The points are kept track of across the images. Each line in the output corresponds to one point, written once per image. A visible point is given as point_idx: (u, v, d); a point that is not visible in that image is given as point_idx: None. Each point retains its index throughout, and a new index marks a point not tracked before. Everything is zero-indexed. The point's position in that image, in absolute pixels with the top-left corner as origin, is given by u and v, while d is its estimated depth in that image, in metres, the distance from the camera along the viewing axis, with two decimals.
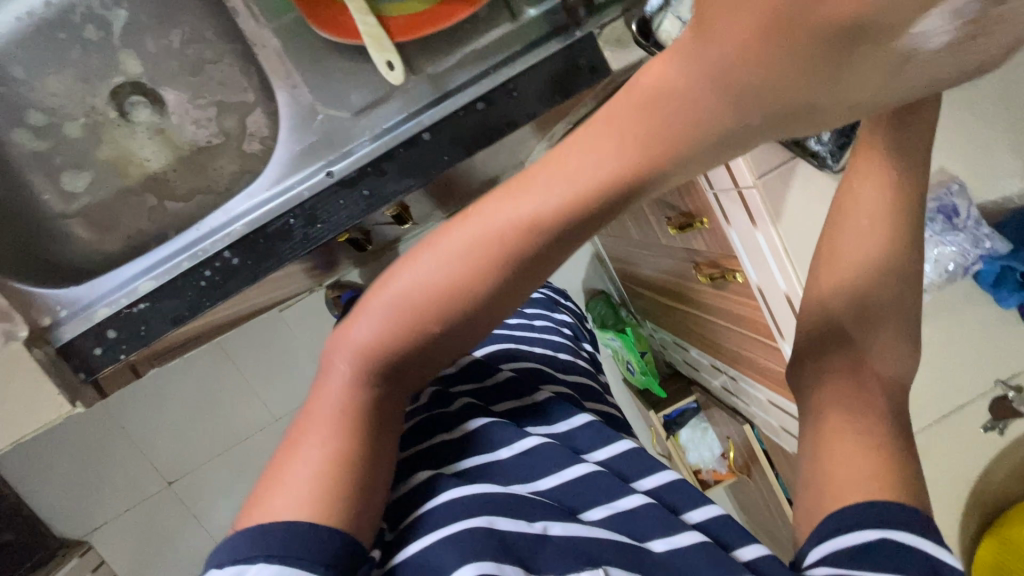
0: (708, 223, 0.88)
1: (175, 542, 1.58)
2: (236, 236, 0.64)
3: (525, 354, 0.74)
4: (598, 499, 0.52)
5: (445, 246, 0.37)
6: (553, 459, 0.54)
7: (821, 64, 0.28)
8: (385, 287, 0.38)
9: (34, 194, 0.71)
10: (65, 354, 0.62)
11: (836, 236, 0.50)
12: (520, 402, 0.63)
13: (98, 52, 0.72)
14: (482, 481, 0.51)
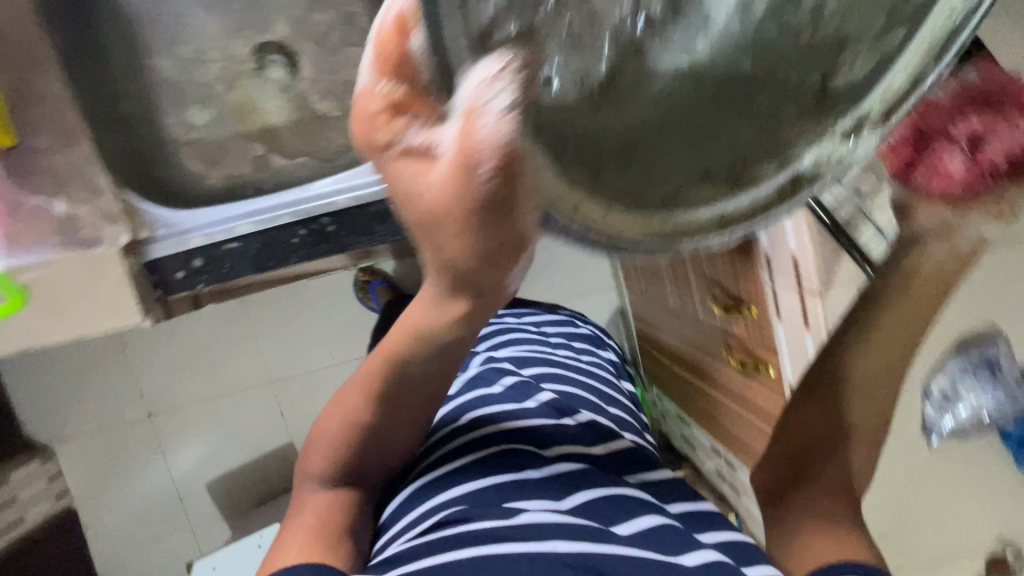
0: (756, 313, 0.92)
1: (133, 475, 1.58)
2: (335, 208, 0.69)
3: None
4: (618, 517, 0.62)
5: (345, 403, 0.58)
6: (575, 484, 0.65)
7: (461, 220, 0.30)
8: (320, 433, 0.59)
9: (160, 117, 0.76)
10: (152, 267, 0.68)
11: (829, 382, 0.60)
12: (554, 425, 0.74)
13: (257, 9, 0.79)
14: (513, 497, 0.61)
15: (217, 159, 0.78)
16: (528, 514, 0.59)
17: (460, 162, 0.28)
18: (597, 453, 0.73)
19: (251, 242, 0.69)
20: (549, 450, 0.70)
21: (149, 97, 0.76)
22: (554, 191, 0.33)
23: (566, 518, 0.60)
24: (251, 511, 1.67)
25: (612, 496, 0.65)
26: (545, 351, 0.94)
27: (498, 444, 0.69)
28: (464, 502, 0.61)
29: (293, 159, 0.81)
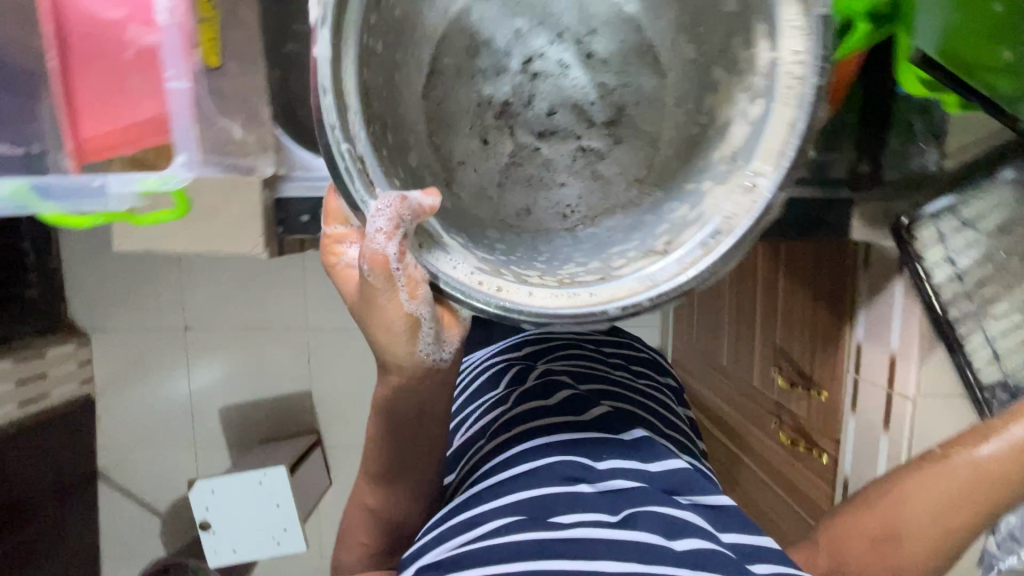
0: (824, 397, 0.90)
1: (160, 375, 1.84)
2: None
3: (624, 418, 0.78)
4: (670, 535, 0.62)
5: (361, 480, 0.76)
6: (621, 503, 0.65)
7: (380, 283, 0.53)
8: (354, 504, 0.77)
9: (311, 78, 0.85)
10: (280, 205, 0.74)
11: (906, 485, 0.62)
12: (604, 440, 0.75)
13: None
14: (559, 512, 0.63)
15: None
16: (576, 527, 0.61)
17: (373, 265, 0.51)
18: (650, 469, 0.72)
19: None
20: (601, 463, 0.71)
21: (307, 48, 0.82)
22: (451, 268, 0.52)
23: (613, 533, 0.61)
24: (256, 445, 1.83)
25: (660, 514, 0.64)
26: (605, 369, 0.93)
27: (550, 455, 0.71)
28: (517, 509, 0.64)
29: None
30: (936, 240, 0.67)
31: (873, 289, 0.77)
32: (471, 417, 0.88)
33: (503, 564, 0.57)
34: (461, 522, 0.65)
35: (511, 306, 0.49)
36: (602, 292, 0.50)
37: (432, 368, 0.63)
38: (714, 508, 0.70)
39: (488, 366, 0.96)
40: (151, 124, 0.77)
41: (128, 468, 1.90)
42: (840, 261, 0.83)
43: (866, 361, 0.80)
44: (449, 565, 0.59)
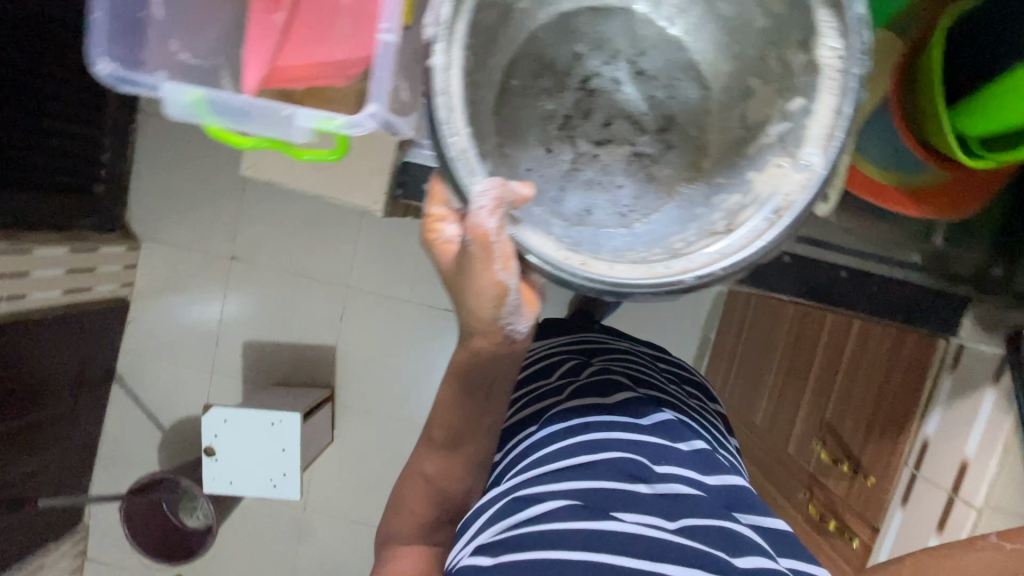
0: (871, 482, 0.88)
1: (193, 297, 1.81)
2: None
3: (682, 430, 0.79)
4: (730, 549, 0.63)
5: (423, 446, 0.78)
6: (680, 509, 0.66)
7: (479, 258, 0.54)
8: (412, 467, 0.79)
9: None
10: None
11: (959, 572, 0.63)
12: (659, 444, 0.74)
13: None
14: (618, 510, 0.64)
15: None
16: (634, 527, 0.62)
17: (475, 238, 0.52)
18: (706, 482, 0.72)
19: None
20: (658, 466, 0.71)
21: None
22: (524, 232, 0.54)
23: (671, 537, 0.62)
24: (270, 387, 1.81)
25: (716, 528, 0.65)
26: (661, 381, 0.90)
27: (607, 450, 0.71)
28: (575, 496, 0.65)
29: None
30: None
31: (954, 391, 0.76)
32: (518, 405, 0.87)
33: (566, 551, 0.59)
34: (518, 500, 0.67)
35: (587, 271, 0.52)
36: (675, 264, 0.52)
37: (510, 338, 0.63)
38: (765, 526, 0.71)
39: (546, 356, 0.95)
40: (343, 66, 0.72)
41: (146, 380, 1.86)
42: (919, 359, 0.82)
43: (930, 459, 0.79)
44: (508, 544, 0.61)
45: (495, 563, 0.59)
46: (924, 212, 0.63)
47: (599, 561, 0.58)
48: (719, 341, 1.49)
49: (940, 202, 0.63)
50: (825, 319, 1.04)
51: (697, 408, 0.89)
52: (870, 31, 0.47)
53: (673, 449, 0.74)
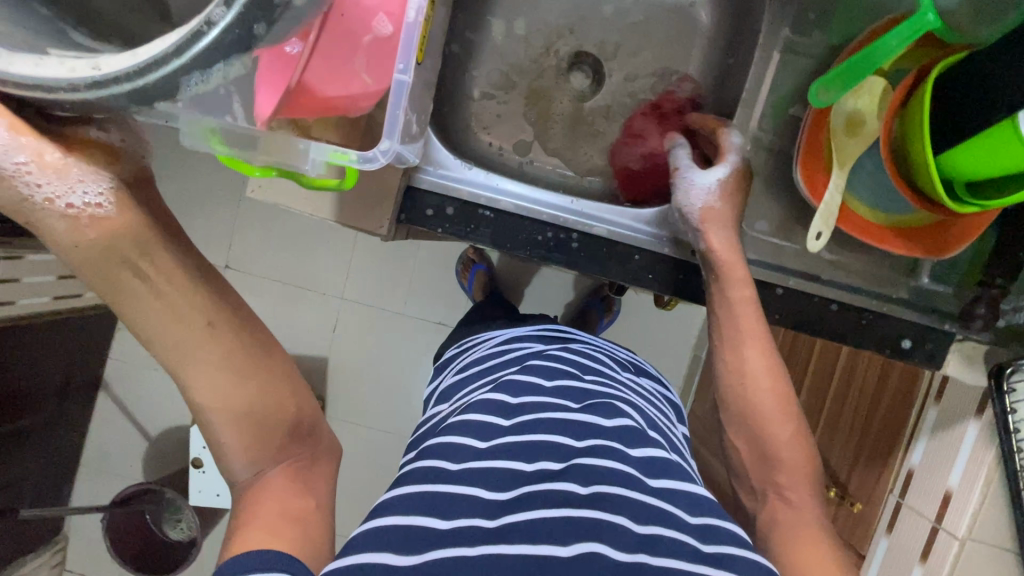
0: (860, 508, 0.86)
1: None
2: (592, 233, 0.70)
3: (610, 404, 0.63)
4: (616, 507, 0.51)
5: (207, 386, 0.52)
6: (584, 475, 0.53)
7: None
8: (217, 425, 0.53)
9: (467, 70, 0.82)
10: (406, 193, 0.71)
11: (797, 553, 0.54)
12: (564, 434, 0.58)
13: (600, 23, 0.82)
14: (476, 489, 0.52)
15: (491, 122, 0.83)
16: (542, 511, 0.49)
17: None
18: (632, 455, 0.57)
19: (506, 218, 0.71)
20: (569, 444, 0.57)
21: (471, 50, 0.82)
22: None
23: (572, 512, 0.49)
24: None
25: (630, 493, 0.52)
26: (605, 366, 0.73)
27: (521, 417, 0.60)
28: (484, 480, 0.53)
29: (553, 158, 0.84)
30: None
31: (938, 423, 0.79)
32: (458, 393, 0.73)
33: (470, 548, 0.47)
34: (423, 475, 0.55)
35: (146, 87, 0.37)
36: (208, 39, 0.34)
37: (75, 220, 0.46)
38: (684, 490, 0.56)
39: (499, 342, 0.80)
40: (354, 100, 0.59)
41: (132, 386, 1.66)
42: (900, 391, 0.83)
43: (915, 488, 0.80)
44: (416, 541, 0.48)
45: (412, 565, 0.45)
46: (912, 251, 0.64)
47: (507, 554, 0.46)
48: (708, 363, 1.47)
49: (933, 241, 0.64)
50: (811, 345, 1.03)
51: (641, 388, 0.74)
52: None
53: (586, 427, 0.59)
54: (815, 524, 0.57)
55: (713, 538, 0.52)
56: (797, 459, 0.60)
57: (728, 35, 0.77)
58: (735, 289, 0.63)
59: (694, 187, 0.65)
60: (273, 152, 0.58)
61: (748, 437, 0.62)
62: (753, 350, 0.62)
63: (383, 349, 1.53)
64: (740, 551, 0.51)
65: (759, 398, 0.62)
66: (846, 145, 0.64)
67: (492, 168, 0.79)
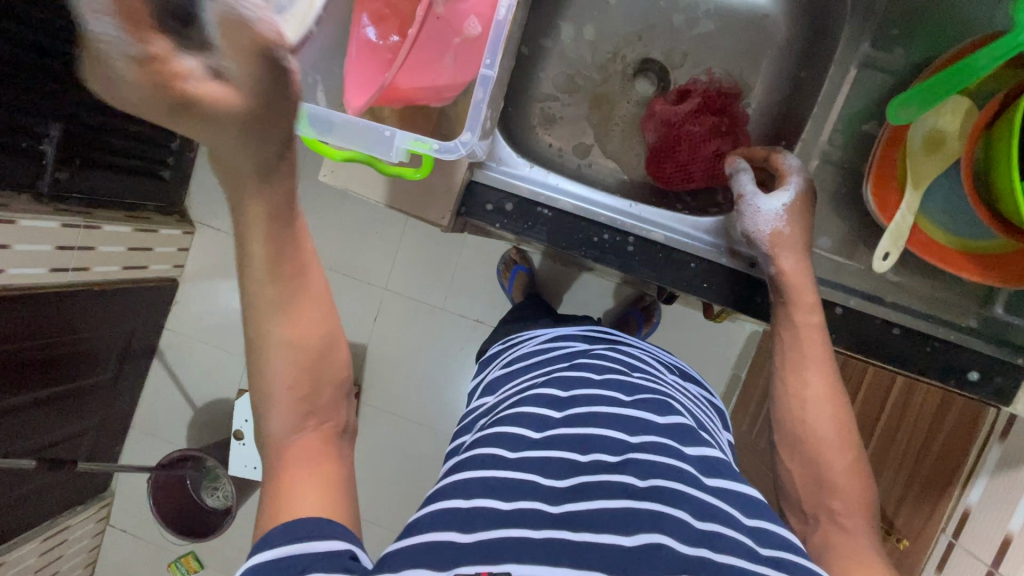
0: (906, 545, 0.83)
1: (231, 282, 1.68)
2: (648, 238, 0.71)
3: (665, 403, 0.63)
4: (676, 502, 0.51)
5: (296, 322, 0.49)
6: (640, 468, 0.54)
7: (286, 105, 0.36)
8: (278, 366, 0.49)
9: (535, 71, 0.84)
10: (469, 186, 0.73)
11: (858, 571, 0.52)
12: (614, 429, 0.59)
13: (670, 32, 0.83)
14: (530, 475, 0.53)
15: (551, 124, 0.85)
16: (601, 502, 0.50)
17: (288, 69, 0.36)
18: (686, 453, 0.57)
19: (564, 217, 0.72)
20: (622, 440, 0.58)
21: (540, 51, 0.84)
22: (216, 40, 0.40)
23: (633, 504, 0.50)
24: None
25: (688, 488, 0.53)
26: (653, 367, 0.74)
27: (573, 410, 0.61)
28: (541, 468, 0.54)
29: (611, 161, 0.84)
30: None
31: (1003, 462, 0.74)
32: (506, 386, 0.74)
33: (534, 530, 0.48)
34: (476, 461, 0.56)
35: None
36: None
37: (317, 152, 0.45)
38: (737, 490, 0.55)
39: (547, 339, 0.81)
40: (438, 91, 0.62)
41: (184, 355, 1.74)
42: (963, 427, 0.79)
43: (971, 528, 0.76)
44: (473, 520, 0.49)
45: (472, 542, 0.47)
46: (988, 278, 0.62)
47: (572, 540, 0.47)
48: (749, 382, 1.42)
49: (1014, 269, 0.61)
50: (865, 372, 0.99)
51: (689, 392, 0.74)
52: None
53: (638, 422, 0.60)
54: (871, 551, 0.55)
55: (769, 540, 0.51)
56: (854, 485, 0.59)
57: (799, 48, 0.76)
58: (802, 314, 0.63)
59: (761, 213, 0.65)
60: (352, 137, 0.61)
61: (802, 461, 0.61)
62: (816, 375, 0.62)
63: (423, 340, 1.56)
64: (798, 558, 0.50)
65: (811, 412, 0.62)
66: (921, 166, 0.62)
67: (551, 168, 0.81)
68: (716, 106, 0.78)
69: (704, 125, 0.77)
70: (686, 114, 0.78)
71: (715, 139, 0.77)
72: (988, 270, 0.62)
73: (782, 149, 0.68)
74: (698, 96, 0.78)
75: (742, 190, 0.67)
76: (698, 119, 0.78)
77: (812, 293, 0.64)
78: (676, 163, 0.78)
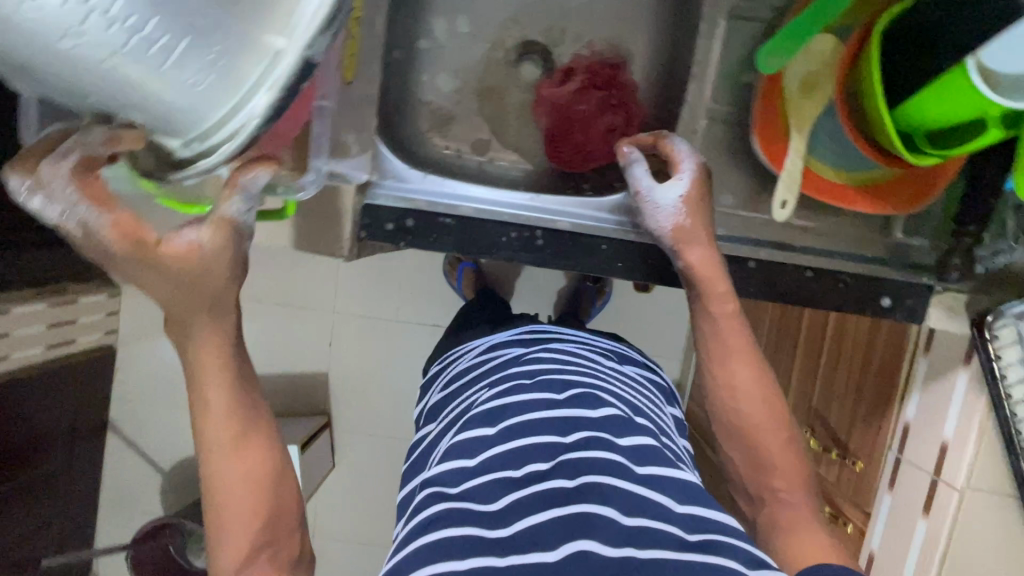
0: (861, 467, 0.86)
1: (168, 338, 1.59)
2: (555, 229, 0.70)
3: (597, 396, 0.63)
4: (603, 503, 0.51)
5: (234, 472, 0.51)
6: (569, 471, 0.54)
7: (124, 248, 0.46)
8: (220, 515, 0.51)
9: (416, 73, 0.80)
10: (365, 209, 0.69)
11: (791, 547, 0.56)
12: (545, 434, 0.58)
13: (545, 12, 0.80)
14: (464, 502, 0.53)
15: (444, 125, 0.81)
16: (530, 517, 0.50)
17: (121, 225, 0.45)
18: (619, 444, 0.57)
19: (467, 223, 0.70)
20: (556, 444, 0.57)
21: (417, 52, 0.80)
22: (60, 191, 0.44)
23: (558, 513, 0.50)
24: None
25: (618, 482, 0.52)
26: (589, 358, 0.73)
27: (506, 422, 0.60)
28: (476, 493, 0.54)
29: (512, 153, 0.82)
30: (1013, 338, 0.65)
31: (929, 374, 0.77)
32: (446, 408, 0.72)
33: (461, 560, 0.48)
34: (419, 503, 0.56)
35: (229, 159, 0.37)
36: (271, 66, 0.33)
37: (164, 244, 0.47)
38: (671, 476, 0.55)
39: (484, 349, 0.79)
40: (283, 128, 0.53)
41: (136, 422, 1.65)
42: (892, 347, 0.82)
43: (912, 442, 0.78)
44: (411, 563, 0.49)
45: None
46: (882, 208, 0.64)
47: (498, 566, 0.47)
48: None
49: (904, 195, 0.64)
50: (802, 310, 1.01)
51: (629, 375, 0.74)
52: (329, 29, 0.33)
53: (571, 420, 0.59)
54: (809, 520, 0.58)
55: (697, 525, 0.51)
56: (789, 464, 0.60)
57: (673, 6, 0.75)
58: (717, 305, 0.63)
59: (660, 210, 0.64)
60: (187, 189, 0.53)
61: (740, 446, 0.62)
62: (740, 364, 0.62)
63: (380, 358, 1.52)
64: (732, 539, 0.50)
65: (741, 398, 0.62)
66: (801, 110, 0.62)
67: (450, 172, 0.78)
68: (602, 80, 0.77)
69: (592, 101, 0.77)
70: (572, 96, 0.77)
71: (607, 113, 0.76)
72: (884, 200, 0.64)
73: (669, 133, 0.66)
74: (581, 74, 0.77)
75: (638, 186, 0.65)
76: (585, 97, 0.77)
77: (725, 283, 0.63)
78: (574, 146, 0.77)
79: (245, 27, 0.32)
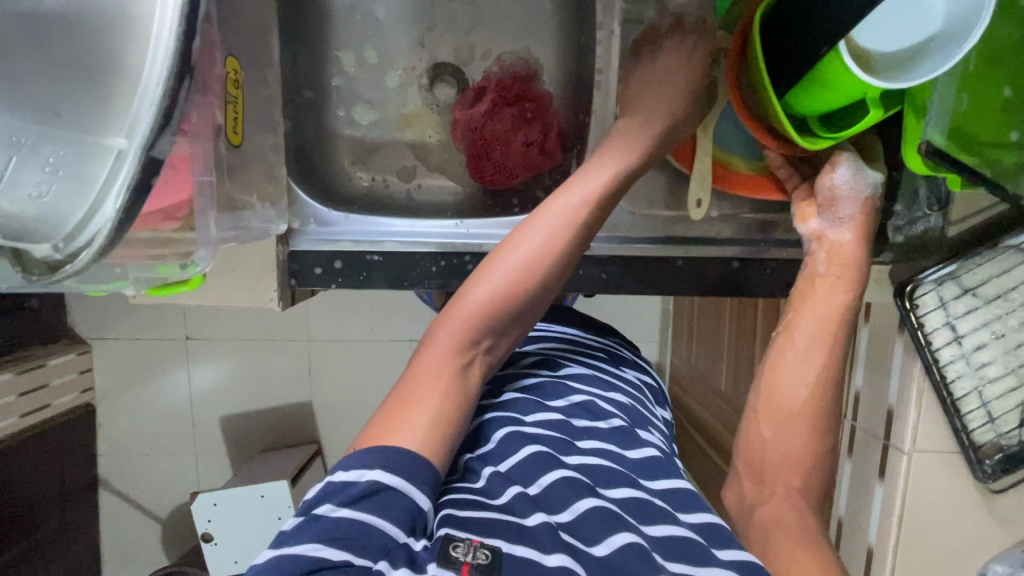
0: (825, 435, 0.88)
1: None
2: (482, 252, 0.70)
3: (602, 407, 0.61)
4: (635, 509, 0.49)
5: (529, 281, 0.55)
6: (600, 470, 0.52)
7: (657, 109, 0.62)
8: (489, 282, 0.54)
9: (332, 109, 0.79)
10: (291, 257, 0.69)
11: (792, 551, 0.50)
12: (566, 432, 0.56)
13: (452, 33, 0.80)
14: (501, 472, 0.50)
15: (367, 158, 0.80)
16: (576, 501, 0.48)
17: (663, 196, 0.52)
18: (628, 457, 0.55)
19: (395, 257, 0.70)
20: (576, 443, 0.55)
21: (329, 89, 0.79)
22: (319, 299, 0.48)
23: (595, 498, 0.48)
24: None
25: (633, 491, 0.50)
26: (595, 365, 0.70)
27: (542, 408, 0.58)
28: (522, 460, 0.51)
29: (438, 175, 0.81)
30: (935, 304, 0.67)
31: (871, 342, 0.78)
32: None
33: (523, 516, 0.46)
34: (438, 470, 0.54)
35: (92, 262, 0.36)
36: (113, 166, 0.34)
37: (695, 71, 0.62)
38: (681, 487, 0.53)
39: None
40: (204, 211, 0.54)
41: None
42: None
43: (864, 409, 0.79)
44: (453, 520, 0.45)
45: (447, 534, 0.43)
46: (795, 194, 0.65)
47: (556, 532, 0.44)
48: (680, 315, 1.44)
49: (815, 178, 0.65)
50: None
51: (627, 377, 0.72)
52: (157, 122, 0.33)
53: (586, 427, 0.57)
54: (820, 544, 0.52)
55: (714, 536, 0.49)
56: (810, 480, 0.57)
57: (573, 14, 0.75)
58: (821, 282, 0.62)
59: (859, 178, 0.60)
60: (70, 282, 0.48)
61: (774, 446, 0.59)
62: (821, 348, 0.60)
63: None
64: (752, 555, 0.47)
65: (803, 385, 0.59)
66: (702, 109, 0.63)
67: (376, 204, 0.77)
68: (514, 95, 0.78)
69: (505, 119, 0.77)
70: (487, 114, 0.78)
71: (522, 127, 0.77)
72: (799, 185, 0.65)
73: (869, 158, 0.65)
74: (492, 92, 0.78)
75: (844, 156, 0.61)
76: (496, 112, 0.78)
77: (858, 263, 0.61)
78: (494, 163, 0.77)
79: (72, 135, 0.33)
